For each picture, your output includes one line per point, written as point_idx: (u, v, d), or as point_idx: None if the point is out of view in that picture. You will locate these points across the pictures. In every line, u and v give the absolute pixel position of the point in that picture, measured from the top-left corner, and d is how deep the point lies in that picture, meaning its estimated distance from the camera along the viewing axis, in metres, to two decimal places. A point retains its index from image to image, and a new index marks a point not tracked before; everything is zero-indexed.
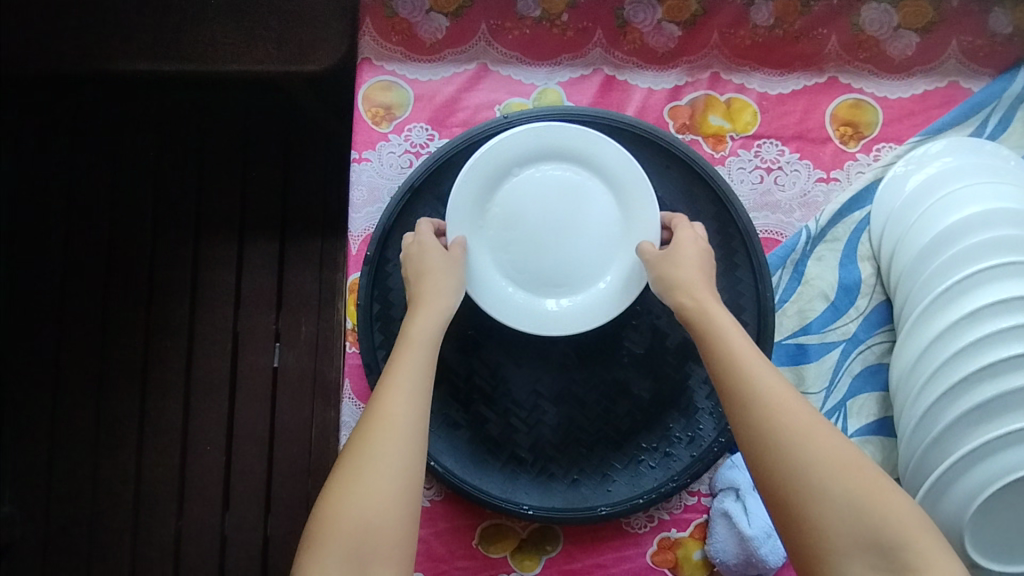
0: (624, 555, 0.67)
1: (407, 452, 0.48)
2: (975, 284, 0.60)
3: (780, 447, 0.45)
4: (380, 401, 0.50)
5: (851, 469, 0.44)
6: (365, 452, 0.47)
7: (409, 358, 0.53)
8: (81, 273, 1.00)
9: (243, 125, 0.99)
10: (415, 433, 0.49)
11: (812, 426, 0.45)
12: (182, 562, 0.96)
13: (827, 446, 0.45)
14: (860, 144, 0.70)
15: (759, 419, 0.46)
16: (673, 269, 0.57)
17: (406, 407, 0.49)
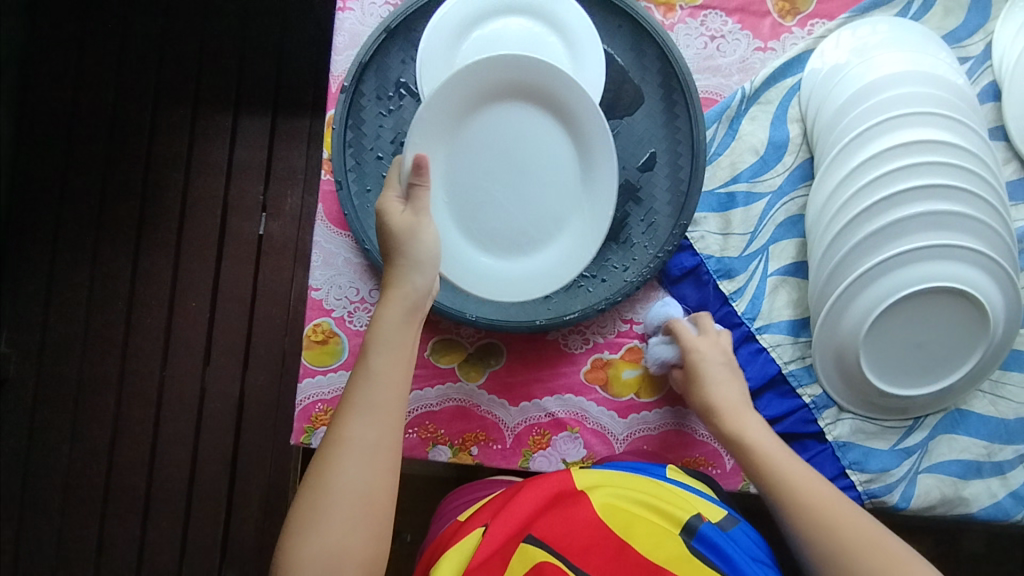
0: (560, 371, 0.75)
1: (376, 463, 0.49)
2: (883, 131, 0.68)
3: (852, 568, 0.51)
4: (348, 414, 0.51)
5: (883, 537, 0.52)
6: (330, 469, 0.49)
7: (374, 366, 0.53)
8: (87, 138, 1.07)
9: (244, 9, 1.07)
10: (385, 436, 0.51)
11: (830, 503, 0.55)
12: (164, 407, 1.03)
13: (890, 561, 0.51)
14: (796, 19, 0.79)
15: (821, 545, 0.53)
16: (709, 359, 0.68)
17: (374, 416, 0.51)
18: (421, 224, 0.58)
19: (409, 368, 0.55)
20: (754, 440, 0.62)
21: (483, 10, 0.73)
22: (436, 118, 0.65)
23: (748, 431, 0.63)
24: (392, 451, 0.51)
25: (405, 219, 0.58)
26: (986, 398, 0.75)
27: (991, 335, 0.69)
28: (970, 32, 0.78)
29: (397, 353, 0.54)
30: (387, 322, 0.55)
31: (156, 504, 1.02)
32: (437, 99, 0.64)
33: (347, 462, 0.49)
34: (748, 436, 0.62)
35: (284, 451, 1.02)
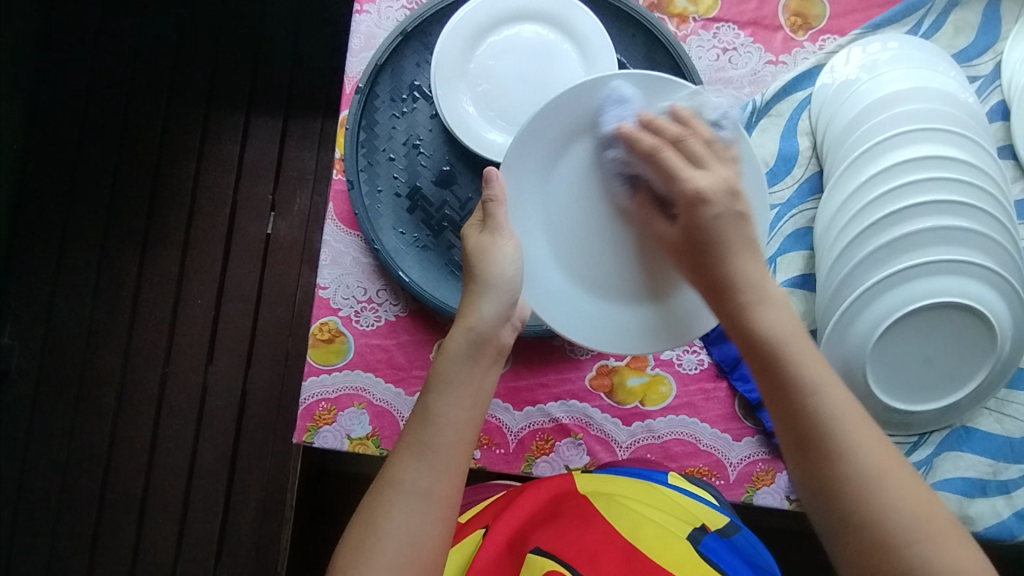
0: (565, 377, 0.75)
1: (429, 510, 0.48)
2: (893, 145, 0.68)
3: (871, 489, 0.45)
4: (403, 454, 0.50)
5: (885, 458, 0.46)
6: (381, 511, 0.48)
7: (438, 409, 0.52)
8: (100, 133, 1.08)
9: (260, 10, 1.09)
10: (441, 481, 0.49)
11: (856, 418, 0.47)
12: (165, 402, 1.03)
13: (910, 488, 0.45)
14: (808, 34, 0.80)
15: (836, 461, 0.46)
16: (722, 214, 0.55)
17: (430, 462, 0.49)
18: (494, 246, 0.59)
19: (476, 414, 0.53)
20: (776, 328, 0.51)
21: (499, 16, 0.74)
22: (541, 142, 0.62)
23: (772, 328, 0.51)
24: (448, 501, 0.49)
25: (481, 240, 0.60)
26: (991, 416, 0.74)
27: (999, 352, 0.69)
28: (979, 51, 0.79)
29: (463, 394, 0.53)
30: (450, 364, 0.54)
31: (153, 501, 1.01)
32: (547, 114, 0.61)
33: (398, 505, 0.48)
34: (770, 323, 0.51)
35: (283, 450, 1.01)
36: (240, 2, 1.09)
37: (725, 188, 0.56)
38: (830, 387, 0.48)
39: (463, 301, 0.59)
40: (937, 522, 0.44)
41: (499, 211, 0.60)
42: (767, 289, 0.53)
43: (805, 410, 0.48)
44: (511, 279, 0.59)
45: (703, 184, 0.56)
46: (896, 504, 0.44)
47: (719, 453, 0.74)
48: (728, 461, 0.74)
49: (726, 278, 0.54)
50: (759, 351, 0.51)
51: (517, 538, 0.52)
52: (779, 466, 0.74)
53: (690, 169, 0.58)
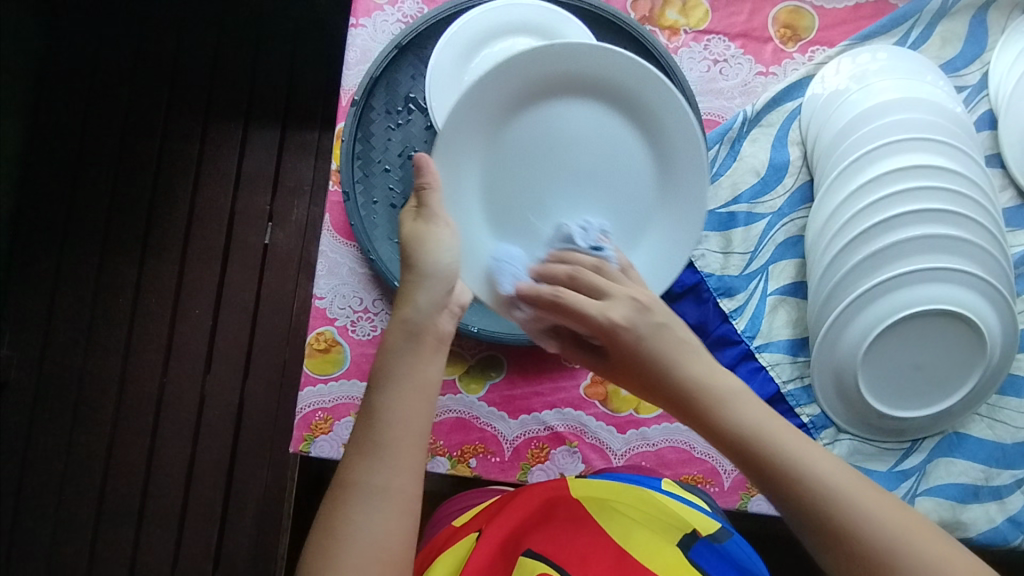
0: (560, 386, 0.76)
1: (389, 508, 0.46)
2: (881, 155, 0.69)
3: (834, 515, 0.42)
4: (354, 456, 0.48)
5: (903, 517, 0.42)
6: (338, 517, 0.46)
7: (388, 406, 0.49)
8: (100, 145, 1.09)
9: (258, 23, 1.10)
10: (395, 478, 0.47)
11: (862, 487, 0.43)
12: (163, 412, 1.03)
13: (877, 499, 0.43)
14: (797, 45, 0.81)
15: (800, 499, 0.43)
16: (644, 334, 0.50)
17: (382, 462, 0.47)
18: (427, 233, 0.56)
19: (428, 405, 0.50)
20: (698, 381, 0.48)
21: (493, 29, 0.75)
22: (480, 109, 0.63)
23: (736, 417, 0.46)
24: (406, 497, 0.47)
25: (415, 227, 0.56)
26: (983, 422, 0.75)
27: (988, 358, 0.69)
28: (967, 62, 0.80)
29: (406, 387, 0.50)
30: (396, 359, 0.51)
31: (150, 510, 1.01)
32: (482, 88, 0.62)
33: (357, 508, 0.46)
34: (694, 375, 0.49)
35: (281, 459, 1.02)
36: (238, 15, 1.10)
37: (635, 306, 0.51)
38: (761, 421, 0.46)
39: (398, 292, 0.55)
40: (910, 522, 0.42)
41: (433, 198, 0.56)
42: (688, 341, 0.51)
43: (812, 505, 0.43)
44: (449, 265, 0.55)
45: (615, 318, 0.51)
46: (882, 525, 0.41)
47: (713, 460, 0.74)
48: (723, 469, 0.74)
49: (632, 349, 0.50)
50: (693, 410, 0.48)
51: (509, 541, 0.52)
52: None
53: (600, 296, 0.53)
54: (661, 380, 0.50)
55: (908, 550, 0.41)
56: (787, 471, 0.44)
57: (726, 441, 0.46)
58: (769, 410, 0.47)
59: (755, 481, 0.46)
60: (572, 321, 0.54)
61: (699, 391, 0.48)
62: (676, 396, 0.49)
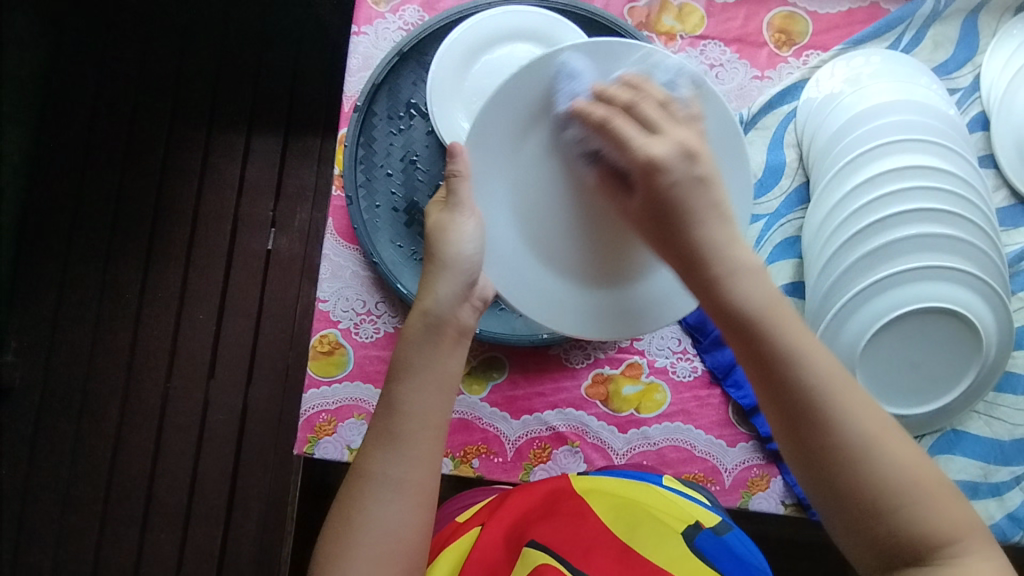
0: (562, 386, 0.77)
1: (403, 498, 0.48)
2: (875, 156, 0.70)
3: (823, 396, 0.43)
4: (373, 445, 0.50)
5: (869, 411, 0.44)
6: (356, 504, 0.48)
7: (408, 399, 0.51)
8: (104, 153, 1.10)
9: (260, 32, 1.12)
10: (412, 470, 0.49)
11: (839, 379, 0.44)
12: (167, 417, 1.04)
13: (861, 400, 0.44)
14: (792, 49, 0.82)
15: (791, 386, 0.44)
16: (680, 181, 0.49)
17: (399, 454, 0.49)
18: (451, 223, 0.57)
19: (446, 400, 0.52)
20: (717, 256, 0.47)
21: (493, 36, 0.76)
22: (503, 118, 0.58)
23: (742, 289, 0.46)
24: (421, 488, 0.49)
25: (440, 217, 0.57)
26: (981, 419, 0.76)
27: (984, 356, 0.70)
28: (958, 65, 0.81)
29: (425, 380, 0.51)
30: (416, 352, 0.53)
31: (154, 516, 1.01)
32: (504, 97, 0.57)
33: (373, 497, 0.48)
34: (715, 237, 0.48)
35: (284, 462, 1.02)
36: (240, 24, 1.12)
37: (677, 151, 0.50)
38: (774, 297, 0.46)
39: (421, 282, 0.56)
40: (883, 424, 0.44)
41: (462, 187, 0.57)
42: (716, 205, 0.49)
43: (789, 369, 0.44)
44: (471, 257, 0.56)
45: (656, 152, 0.50)
46: (859, 421, 0.43)
47: (714, 459, 0.75)
48: (724, 467, 0.75)
49: (665, 199, 0.49)
50: (713, 274, 0.47)
51: (512, 534, 0.53)
52: (774, 471, 0.75)
53: (644, 137, 0.51)
54: (687, 248, 0.48)
55: (881, 447, 0.42)
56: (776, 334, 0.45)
57: (732, 304, 0.46)
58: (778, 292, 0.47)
59: (742, 359, 0.46)
60: (615, 154, 0.53)
61: (720, 251, 0.47)
62: (693, 254, 0.48)
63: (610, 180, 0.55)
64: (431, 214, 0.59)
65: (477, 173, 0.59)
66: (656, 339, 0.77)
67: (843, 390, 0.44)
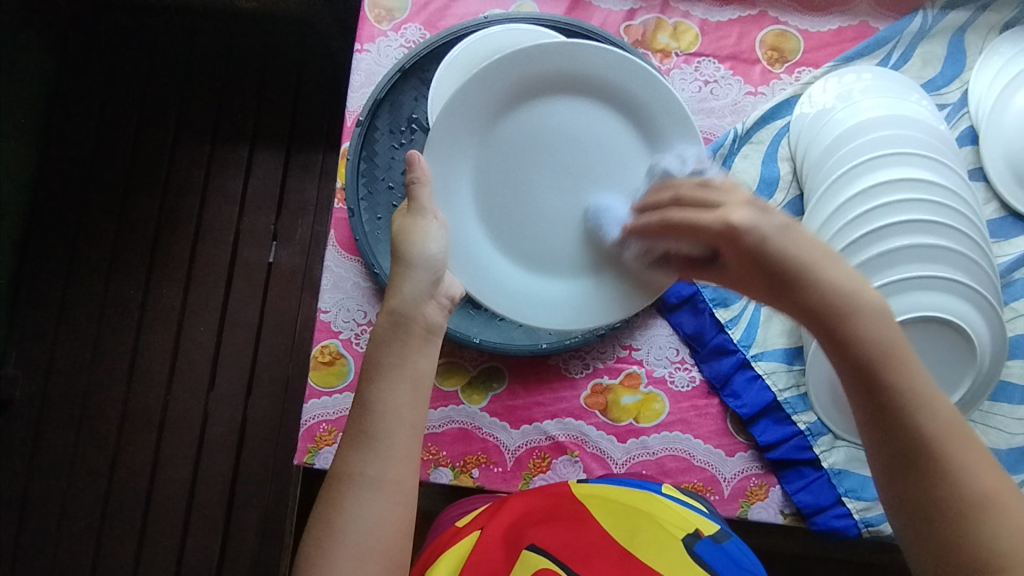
0: (561, 396, 0.77)
1: (382, 498, 0.48)
2: (867, 170, 0.72)
3: (936, 449, 0.42)
4: (349, 448, 0.49)
5: (949, 415, 0.43)
6: (333, 507, 0.48)
7: (381, 398, 0.50)
8: (109, 167, 1.12)
9: (265, 49, 1.14)
10: (390, 470, 0.48)
11: (932, 385, 0.44)
12: (166, 430, 1.04)
13: (976, 454, 0.43)
14: (784, 66, 0.84)
15: (877, 383, 0.44)
16: (770, 233, 0.48)
17: (375, 454, 0.48)
18: (415, 226, 0.59)
19: (421, 397, 0.51)
20: (826, 296, 0.46)
21: (493, 53, 0.79)
22: (464, 114, 0.66)
23: (834, 283, 0.47)
24: (400, 487, 0.48)
25: (405, 222, 0.59)
26: (978, 428, 0.76)
27: (978, 365, 0.71)
28: (947, 81, 0.84)
29: (398, 379, 0.51)
30: (386, 351, 0.52)
31: (152, 530, 1.01)
32: (465, 94, 0.65)
33: (352, 498, 0.47)
34: (829, 278, 0.47)
35: (284, 474, 1.02)
36: (245, 42, 1.14)
37: (753, 208, 0.51)
38: (898, 340, 0.45)
39: (388, 283, 0.57)
40: (999, 481, 0.42)
41: (422, 192, 0.59)
42: (817, 245, 0.49)
43: (871, 368, 0.45)
44: (435, 257, 0.57)
45: (734, 218, 0.50)
46: (975, 478, 0.42)
47: (713, 468, 0.75)
48: (722, 477, 0.75)
49: (757, 249, 0.49)
50: (812, 308, 0.47)
51: (514, 536, 0.54)
52: (772, 480, 0.75)
53: (709, 213, 0.52)
54: (790, 280, 0.48)
55: (993, 506, 0.41)
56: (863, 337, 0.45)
57: (845, 345, 0.46)
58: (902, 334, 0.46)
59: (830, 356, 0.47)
60: (686, 241, 0.55)
61: (833, 293, 0.47)
62: (796, 292, 0.48)
63: (687, 269, 0.59)
64: (396, 219, 0.60)
65: (438, 165, 0.66)
66: (654, 349, 0.78)
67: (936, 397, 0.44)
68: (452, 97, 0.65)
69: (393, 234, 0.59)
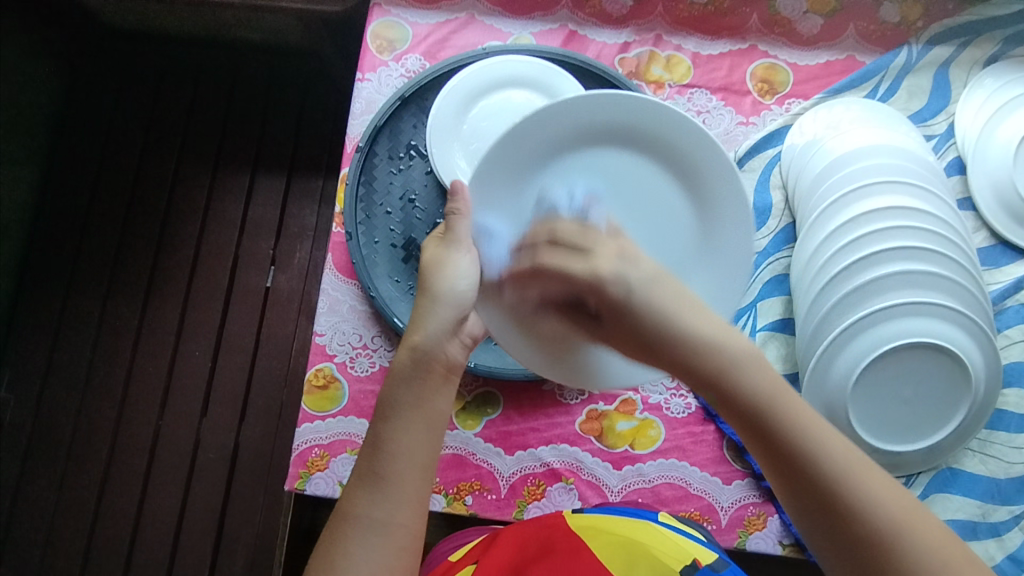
0: (556, 422, 0.76)
1: (387, 543, 0.46)
2: (856, 198, 0.73)
3: (869, 525, 0.39)
4: (355, 491, 0.48)
5: (890, 494, 0.40)
6: (337, 550, 0.46)
7: (397, 440, 0.49)
8: (111, 191, 1.13)
9: (269, 79, 1.17)
10: (397, 512, 0.47)
11: (863, 467, 0.41)
12: (157, 454, 1.03)
13: (876, 475, 0.40)
14: (775, 97, 0.87)
15: (807, 470, 0.41)
16: (634, 284, 0.48)
17: (384, 498, 0.47)
18: (447, 258, 0.57)
19: (436, 439, 0.50)
20: (746, 379, 0.43)
21: (491, 82, 0.81)
22: (503, 166, 0.63)
23: (746, 379, 0.44)
24: (407, 533, 0.47)
25: (437, 251, 0.58)
26: (975, 457, 0.76)
27: (974, 393, 0.71)
28: (933, 113, 0.86)
29: (410, 418, 0.50)
30: (401, 393, 0.51)
31: (137, 560, 0.99)
32: (505, 146, 0.62)
33: (357, 541, 0.46)
34: (694, 325, 0.46)
35: (274, 502, 1.01)
36: (249, 71, 1.17)
37: (619, 258, 0.50)
38: (775, 394, 0.43)
39: (411, 315, 0.56)
40: (876, 469, 0.41)
41: (460, 224, 0.58)
42: (682, 296, 0.48)
43: (799, 457, 0.41)
44: (465, 293, 0.56)
45: (600, 269, 0.49)
46: (876, 505, 0.39)
47: (710, 497, 0.74)
48: (719, 506, 0.74)
49: (622, 300, 0.48)
50: (687, 361, 0.45)
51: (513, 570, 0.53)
52: (771, 509, 0.74)
53: (580, 260, 0.51)
54: (659, 344, 0.46)
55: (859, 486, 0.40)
56: (816, 439, 0.41)
57: (808, 463, 0.41)
58: (777, 375, 0.44)
59: (752, 447, 0.44)
60: (555, 283, 0.53)
61: (721, 370, 0.44)
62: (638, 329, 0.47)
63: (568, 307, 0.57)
64: (431, 245, 0.60)
65: (474, 219, 0.62)
66: None
67: (870, 479, 0.40)
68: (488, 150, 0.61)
69: (425, 259, 0.58)
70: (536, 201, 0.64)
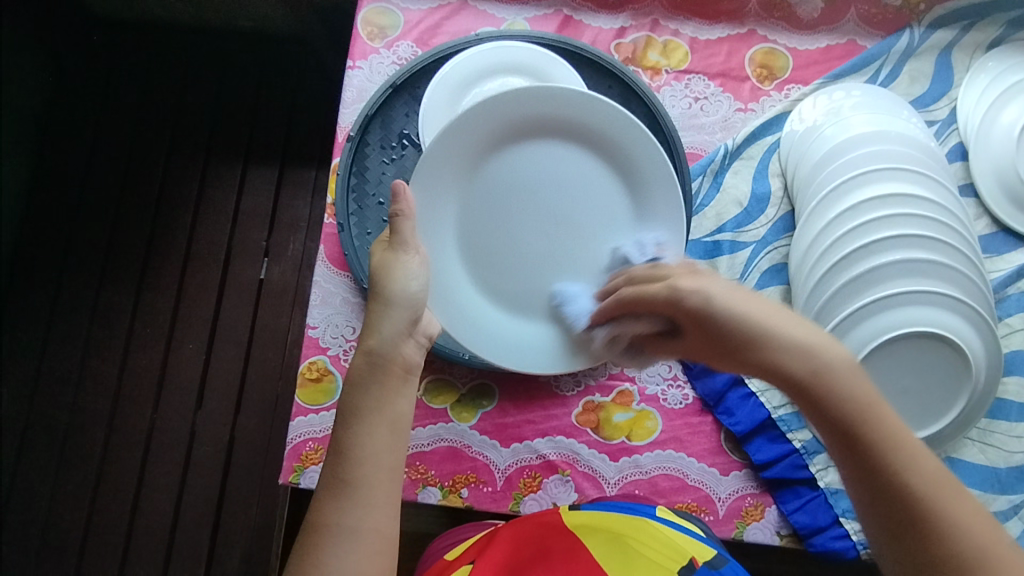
0: (552, 414, 0.76)
1: (360, 549, 0.45)
2: (856, 185, 0.72)
3: (955, 549, 0.39)
4: (324, 499, 0.47)
5: (982, 524, 0.40)
6: (309, 561, 0.44)
7: (362, 444, 0.48)
8: (102, 183, 1.12)
9: (259, 67, 1.15)
10: (368, 518, 0.46)
11: (972, 513, 0.41)
12: (152, 448, 1.02)
13: (980, 521, 0.41)
14: (773, 83, 0.85)
15: (897, 486, 0.40)
16: (717, 296, 0.48)
17: (355, 504, 0.46)
18: (395, 262, 0.57)
19: (403, 439, 0.50)
20: (785, 362, 0.44)
21: (481, 70, 0.79)
22: (456, 149, 0.67)
23: (838, 396, 0.43)
24: (383, 536, 0.46)
25: (385, 256, 0.58)
26: (975, 446, 0.75)
27: (974, 381, 0.70)
28: (934, 98, 0.84)
29: (374, 422, 0.49)
30: (362, 400, 0.50)
31: (134, 554, 0.99)
32: (459, 129, 0.66)
33: (330, 549, 0.44)
34: (793, 343, 0.44)
35: (271, 493, 1.00)
36: (240, 60, 1.15)
37: (706, 271, 0.51)
38: (867, 412, 0.42)
39: (364, 319, 0.55)
40: (982, 520, 0.41)
41: (405, 226, 0.58)
42: (772, 311, 0.47)
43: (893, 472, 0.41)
44: (416, 295, 0.56)
45: (689, 282, 0.50)
46: (966, 536, 0.40)
47: (707, 488, 0.74)
48: (717, 497, 0.74)
49: (704, 311, 0.48)
50: (777, 368, 0.44)
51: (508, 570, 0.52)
52: (768, 500, 0.74)
53: (672, 272, 0.52)
54: (743, 343, 0.46)
55: (974, 541, 0.40)
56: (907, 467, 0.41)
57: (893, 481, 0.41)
58: (872, 390, 0.43)
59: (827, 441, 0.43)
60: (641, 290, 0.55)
61: (787, 365, 0.44)
62: (720, 332, 0.47)
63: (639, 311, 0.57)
64: (379, 250, 0.59)
65: (424, 205, 0.66)
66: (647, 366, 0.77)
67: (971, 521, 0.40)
68: (436, 137, 0.65)
69: (375, 264, 0.58)
70: (485, 183, 0.69)
